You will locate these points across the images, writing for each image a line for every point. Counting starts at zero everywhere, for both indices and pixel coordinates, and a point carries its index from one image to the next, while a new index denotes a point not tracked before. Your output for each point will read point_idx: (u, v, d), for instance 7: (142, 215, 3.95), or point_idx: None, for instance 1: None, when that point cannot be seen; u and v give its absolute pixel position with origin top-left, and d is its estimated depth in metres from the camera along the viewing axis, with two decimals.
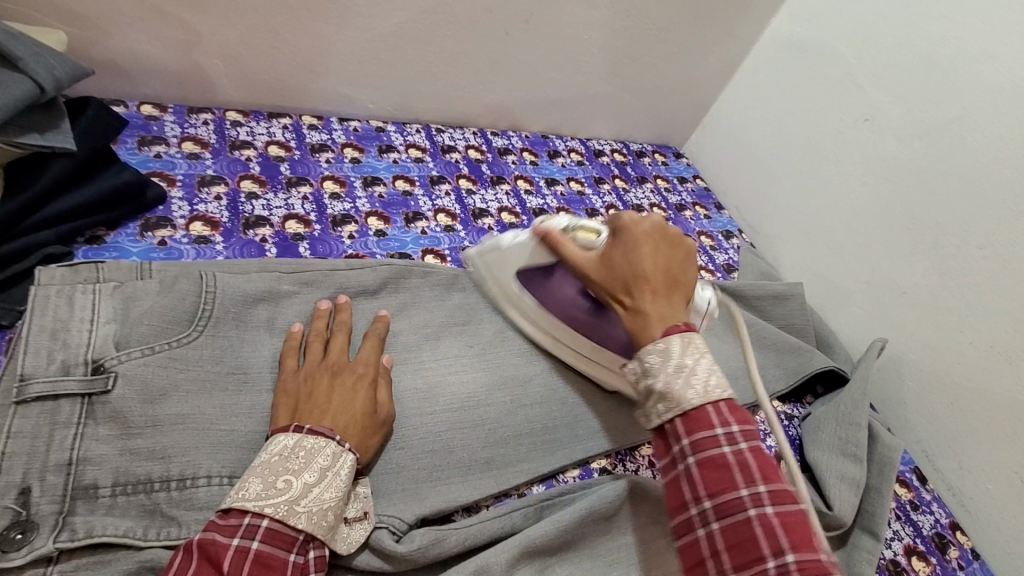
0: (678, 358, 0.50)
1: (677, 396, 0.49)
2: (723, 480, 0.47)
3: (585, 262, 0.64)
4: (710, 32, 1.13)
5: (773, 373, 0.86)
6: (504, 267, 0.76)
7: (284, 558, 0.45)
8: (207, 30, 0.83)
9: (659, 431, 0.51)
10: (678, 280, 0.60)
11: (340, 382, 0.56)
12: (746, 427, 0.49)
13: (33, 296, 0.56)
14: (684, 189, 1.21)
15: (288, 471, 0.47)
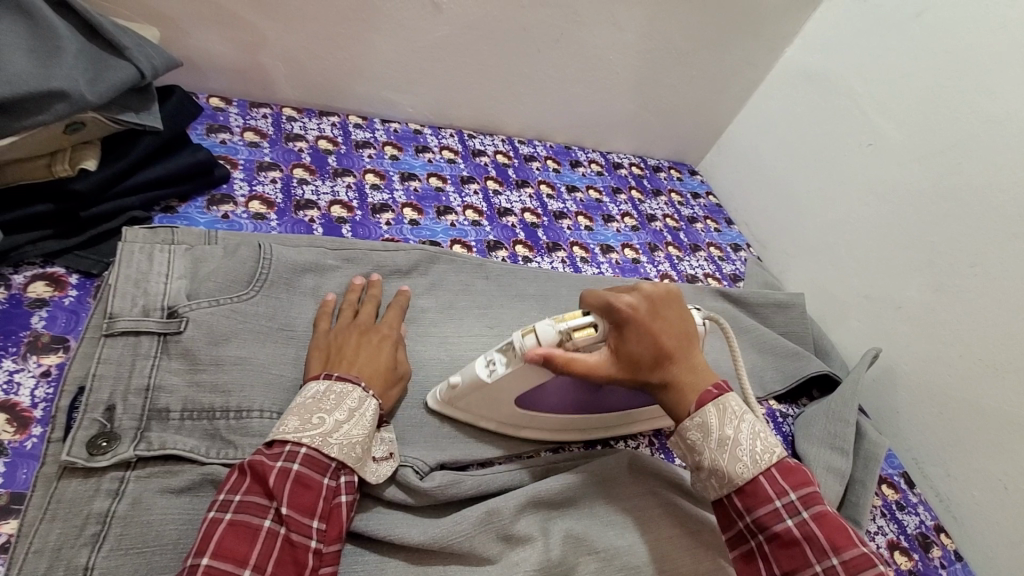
0: (719, 432, 0.55)
1: (728, 473, 0.54)
2: (795, 557, 0.51)
3: (601, 367, 0.57)
4: (727, 59, 1.22)
5: (770, 375, 0.92)
6: (493, 403, 0.65)
7: (319, 480, 0.51)
8: (273, 35, 0.93)
9: (720, 505, 0.56)
10: (688, 337, 0.60)
11: (367, 340, 0.64)
12: (805, 494, 0.53)
13: (121, 250, 0.64)
14: (696, 204, 1.28)
15: (320, 410, 0.54)
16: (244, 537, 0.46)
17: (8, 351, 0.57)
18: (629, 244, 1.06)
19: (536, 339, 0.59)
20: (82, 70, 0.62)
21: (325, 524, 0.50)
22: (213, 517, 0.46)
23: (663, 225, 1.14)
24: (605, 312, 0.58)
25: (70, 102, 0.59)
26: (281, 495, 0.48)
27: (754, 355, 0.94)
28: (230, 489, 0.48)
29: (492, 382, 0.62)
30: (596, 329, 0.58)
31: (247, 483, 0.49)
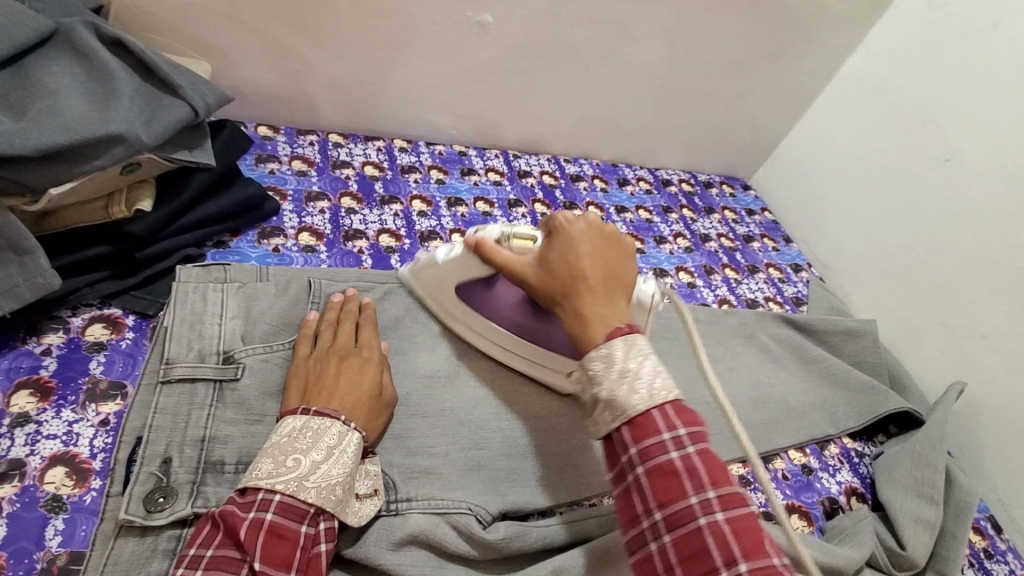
0: (621, 363, 0.50)
1: (622, 404, 0.49)
2: (672, 490, 0.46)
3: (522, 268, 0.61)
4: (783, 70, 1.16)
5: (844, 411, 0.85)
6: (440, 286, 0.73)
7: (296, 528, 0.48)
8: (319, 63, 0.92)
9: (609, 441, 0.50)
10: (618, 278, 0.58)
11: (348, 365, 0.59)
12: (693, 431, 0.48)
13: (175, 291, 0.64)
14: (752, 221, 1.21)
15: (297, 450, 0.50)
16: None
17: (68, 399, 0.56)
18: (683, 267, 1.01)
19: (482, 233, 0.65)
20: (137, 111, 0.61)
21: None
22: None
23: (717, 245, 1.09)
24: (552, 232, 0.61)
25: (127, 145, 0.58)
26: (254, 549, 0.45)
27: (825, 388, 0.88)
28: (201, 543, 0.46)
29: (444, 262, 0.70)
30: (535, 242, 0.64)
31: (219, 535, 0.47)
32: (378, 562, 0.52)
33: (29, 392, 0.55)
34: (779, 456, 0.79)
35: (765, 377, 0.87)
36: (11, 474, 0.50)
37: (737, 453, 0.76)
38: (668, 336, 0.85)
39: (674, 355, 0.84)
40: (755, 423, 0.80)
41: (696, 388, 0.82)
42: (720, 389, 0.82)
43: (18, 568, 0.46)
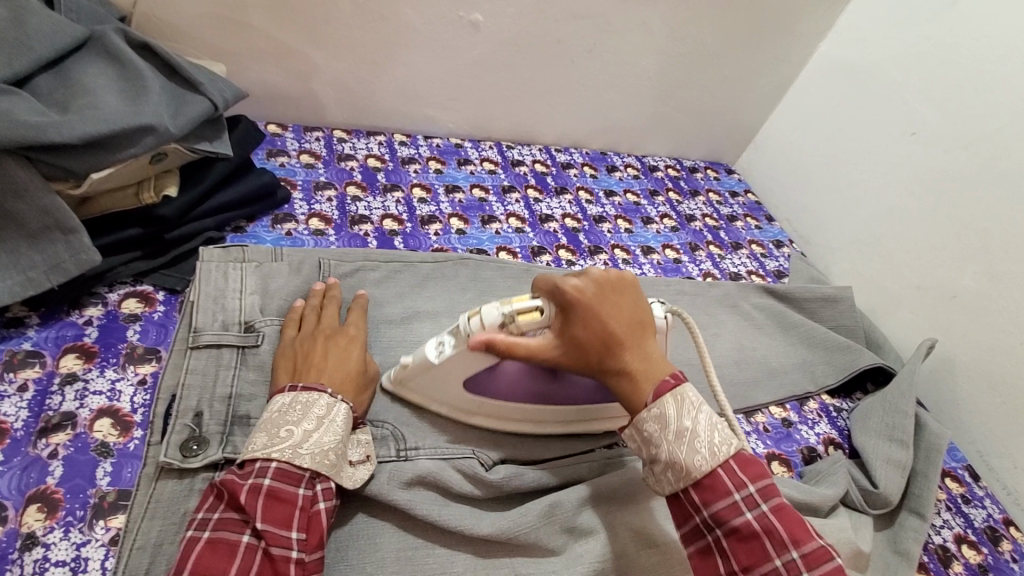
0: (676, 424, 0.54)
1: (684, 465, 0.53)
2: (755, 552, 0.50)
3: (542, 349, 0.57)
4: (760, 58, 1.22)
5: (823, 370, 0.92)
6: (440, 387, 0.64)
7: (294, 491, 0.50)
8: (322, 63, 0.99)
9: (676, 500, 0.54)
10: (642, 324, 0.59)
11: (333, 344, 0.63)
12: (762, 486, 0.52)
13: (199, 268, 0.70)
14: (736, 202, 1.27)
15: (288, 422, 0.53)
16: (220, 553, 0.46)
17: (111, 361, 0.63)
18: (670, 244, 1.07)
19: (478, 321, 0.58)
20: (166, 106, 0.68)
21: (305, 533, 0.50)
22: (191, 536, 0.47)
23: (702, 224, 1.15)
24: (562, 301, 0.57)
25: (157, 135, 0.65)
26: (254, 511, 0.48)
27: (804, 351, 0.94)
28: (208, 508, 0.49)
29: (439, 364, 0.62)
30: (540, 310, 0.58)
31: (224, 501, 0.50)
32: (390, 497, 0.58)
33: (76, 355, 0.62)
34: (761, 411, 0.85)
35: (747, 341, 0.93)
36: (65, 424, 0.57)
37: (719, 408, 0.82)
38: None
39: None
40: (736, 382, 0.86)
41: (683, 351, 0.88)
42: (704, 353, 0.88)
43: (76, 501, 0.53)
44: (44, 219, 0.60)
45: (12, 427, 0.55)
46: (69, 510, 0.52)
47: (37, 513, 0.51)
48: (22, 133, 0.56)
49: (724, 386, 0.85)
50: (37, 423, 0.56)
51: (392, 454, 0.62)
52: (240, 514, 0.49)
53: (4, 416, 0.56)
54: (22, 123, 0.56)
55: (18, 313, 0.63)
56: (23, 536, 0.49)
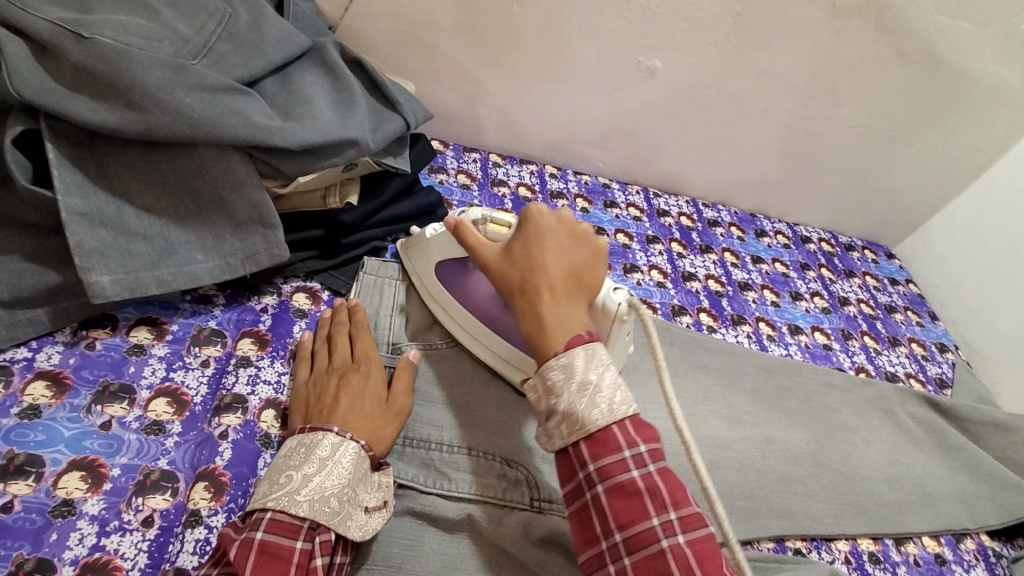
0: (581, 376, 0.51)
1: (580, 417, 0.50)
2: (633, 511, 0.47)
3: (489, 253, 0.62)
4: (951, 141, 1.10)
5: (986, 507, 0.81)
6: (426, 260, 0.76)
7: (289, 546, 0.47)
8: (492, 89, 1.01)
9: (565, 455, 0.52)
10: (582, 281, 0.59)
11: (347, 381, 0.60)
12: (652, 447, 0.49)
13: (359, 281, 0.76)
14: (895, 291, 1.16)
15: (289, 467, 0.51)
16: None
17: (279, 353, 0.66)
18: (820, 327, 0.99)
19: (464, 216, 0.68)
20: (367, 120, 0.72)
21: None
22: None
23: (857, 310, 1.05)
24: (521, 221, 0.62)
25: (358, 148, 0.69)
26: (244, 570, 0.45)
27: (964, 480, 0.83)
28: (209, 564, 0.47)
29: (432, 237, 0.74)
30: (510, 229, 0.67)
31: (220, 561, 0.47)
32: (522, 552, 0.56)
33: (251, 340, 0.66)
34: (912, 540, 0.76)
35: (901, 456, 0.83)
36: (235, 407, 0.60)
37: (866, 528, 0.74)
38: (802, 397, 0.84)
39: (805, 415, 0.83)
40: (887, 502, 0.77)
41: (829, 453, 0.79)
42: (853, 460, 0.80)
43: (238, 488, 0.55)
44: (251, 212, 0.65)
45: (192, 401, 0.60)
46: (232, 497, 0.54)
47: (204, 491, 0.54)
48: (253, 134, 0.61)
49: (874, 504, 0.77)
50: (212, 401, 0.60)
51: (526, 501, 0.61)
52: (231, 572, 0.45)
53: (187, 388, 0.60)
54: (255, 125, 0.61)
55: (207, 291, 0.69)
56: (190, 512, 0.52)
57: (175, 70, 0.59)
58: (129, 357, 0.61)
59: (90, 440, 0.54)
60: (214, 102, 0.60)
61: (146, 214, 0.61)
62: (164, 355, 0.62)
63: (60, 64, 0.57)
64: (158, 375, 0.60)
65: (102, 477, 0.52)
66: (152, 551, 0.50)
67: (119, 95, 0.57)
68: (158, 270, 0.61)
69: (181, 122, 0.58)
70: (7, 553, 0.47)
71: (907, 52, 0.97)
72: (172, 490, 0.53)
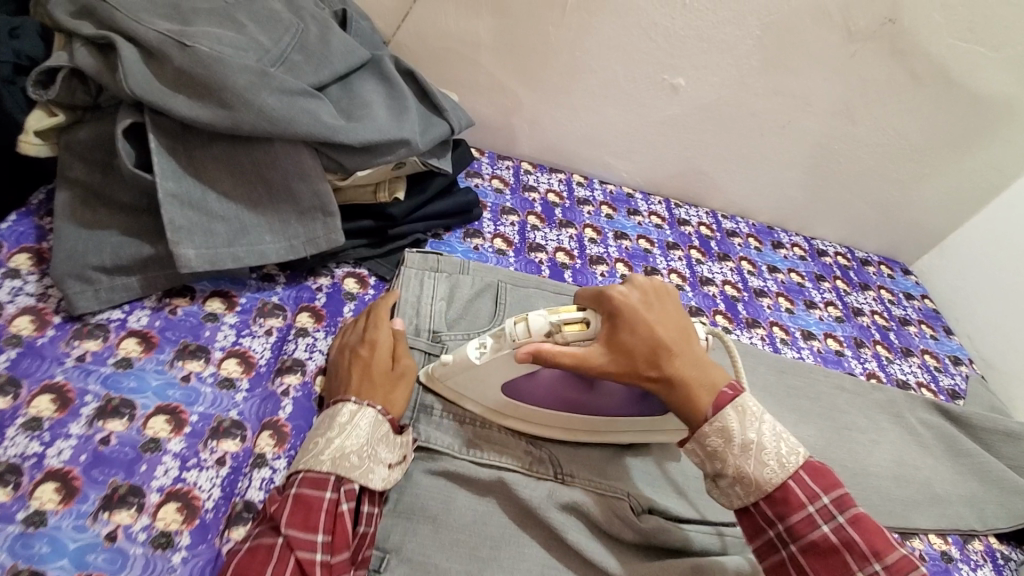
0: (739, 437, 0.56)
1: (754, 480, 0.55)
2: (833, 563, 0.52)
3: (599, 359, 0.58)
4: (968, 162, 1.14)
5: (993, 511, 0.84)
6: (480, 384, 0.66)
7: (319, 496, 0.53)
8: (527, 102, 1.10)
9: (748, 514, 0.57)
10: (688, 333, 0.61)
11: (357, 354, 0.65)
12: (835, 497, 0.54)
13: (401, 274, 0.81)
14: (910, 305, 1.19)
15: (316, 434, 0.58)
16: (256, 557, 0.50)
17: (332, 328, 0.74)
18: (833, 334, 1.03)
19: (526, 329, 0.60)
20: (417, 124, 0.81)
21: (331, 536, 0.52)
22: (237, 547, 0.51)
23: (870, 321, 1.09)
24: (602, 306, 0.61)
25: (409, 148, 0.77)
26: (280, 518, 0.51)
27: (971, 484, 0.86)
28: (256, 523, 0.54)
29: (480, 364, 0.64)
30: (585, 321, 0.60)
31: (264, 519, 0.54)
32: (546, 513, 0.62)
33: (308, 314, 0.74)
34: (917, 535, 0.80)
35: (909, 457, 0.87)
36: (295, 369, 0.68)
37: None
38: (813, 397, 0.89)
39: (815, 413, 0.87)
40: (893, 498, 0.81)
41: (838, 450, 0.84)
42: (862, 457, 0.84)
43: (298, 438, 0.63)
44: (314, 201, 0.73)
45: (258, 363, 0.68)
46: (292, 445, 0.62)
47: (269, 439, 0.62)
48: (322, 131, 0.70)
49: (881, 499, 0.80)
50: (275, 363, 0.68)
51: (550, 473, 0.67)
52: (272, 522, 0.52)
53: (254, 351, 0.69)
54: (324, 124, 0.70)
55: (270, 271, 0.77)
56: (256, 456, 0.60)
57: (258, 75, 0.68)
58: (205, 322, 0.69)
59: (172, 389, 0.62)
60: (291, 104, 0.69)
61: (225, 198, 0.70)
62: (235, 323, 0.71)
63: (164, 67, 0.67)
64: (229, 340, 0.69)
65: (183, 421, 0.60)
66: (224, 485, 0.58)
67: (212, 96, 0.66)
68: (233, 248, 0.69)
69: (263, 120, 0.67)
70: (106, 478, 0.55)
71: (922, 75, 1.02)
72: (241, 437, 0.61)
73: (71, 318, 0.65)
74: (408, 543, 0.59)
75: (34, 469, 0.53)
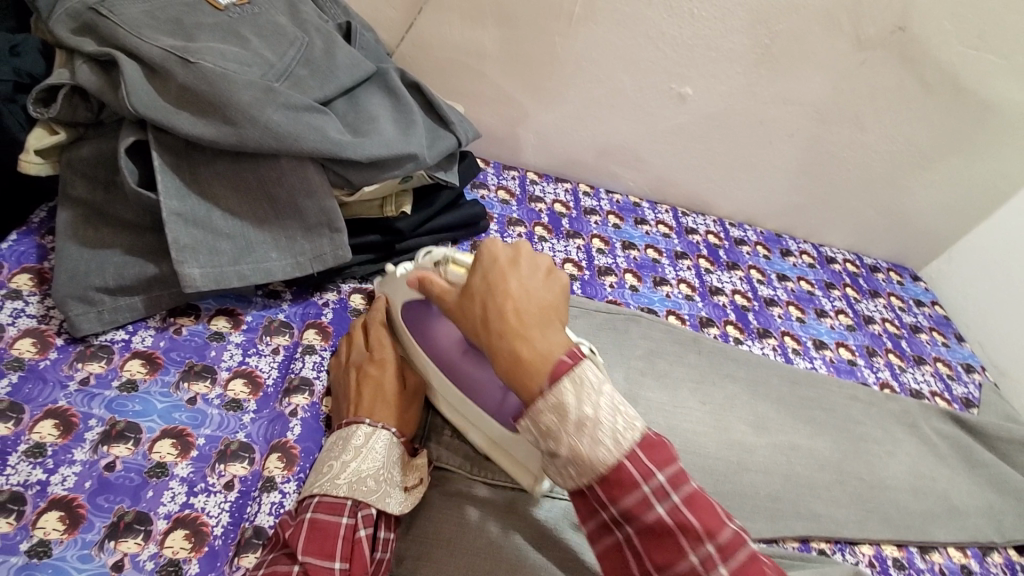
0: (575, 412, 0.47)
1: (586, 459, 0.46)
2: (664, 549, 0.46)
3: (451, 297, 0.57)
4: (978, 167, 1.13)
5: (1015, 524, 0.82)
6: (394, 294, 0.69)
7: (336, 522, 0.52)
8: (533, 113, 1.09)
9: (581, 495, 0.49)
10: (553, 305, 0.53)
11: (364, 373, 0.63)
12: (673, 476, 0.47)
13: None
14: (920, 312, 1.18)
15: (331, 458, 0.57)
16: None
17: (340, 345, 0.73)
18: (844, 343, 1.02)
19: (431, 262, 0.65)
20: (424, 138, 0.80)
21: (348, 563, 0.52)
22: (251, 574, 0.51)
23: (881, 329, 1.08)
24: (475, 259, 0.56)
25: (416, 162, 0.76)
26: (297, 545, 0.51)
27: (990, 496, 0.85)
28: (270, 547, 0.53)
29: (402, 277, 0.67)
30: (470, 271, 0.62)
31: (278, 543, 0.53)
32: None
33: (315, 331, 0.73)
34: (938, 550, 0.78)
35: (927, 469, 0.85)
36: (303, 388, 0.67)
37: (891, 535, 0.76)
38: (827, 409, 0.87)
39: (831, 425, 0.86)
40: (912, 511, 0.79)
41: (854, 462, 0.82)
42: (879, 470, 0.83)
43: (307, 460, 0.62)
44: (320, 217, 0.72)
45: (265, 383, 0.66)
46: (301, 467, 0.61)
47: (277, 461, 0.60)
48: (328, 147, 0.69)
49: (900, 513, 0.79)
50: (283, 383, 0.67)
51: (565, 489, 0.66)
52: (288, 550, 0.51)
53: (261, 371, 0.67)
54: (331, 140, 0.69)
55: (276, 288, 0.76)
56: (265, 479, 0.59)
57: (264, 90, 0.67)
58: (210, 342, 0.68)
59: (178, 412, 0.61)
60: (296, 120, 0.68)
61: (230, 215, 0.69)
62: (241, 341, 0.69)
63: (168, 84, 0.66)
64: (236, 359, 0.67)
65: (190, 445, 0.59)
66: (233, 511, 0.56)
67: (217, 111, 0.65)
68: (239, 265, 0.68)
69: (268, 136, 0.66)
70: (111, 506, 0.53)
71: (931, 82, 1.01)
72: (249, 460, 0.60)
73: (74, 340, 0.64)
74: (422, 568, 0.58)
75: (37, 497, 0.52)
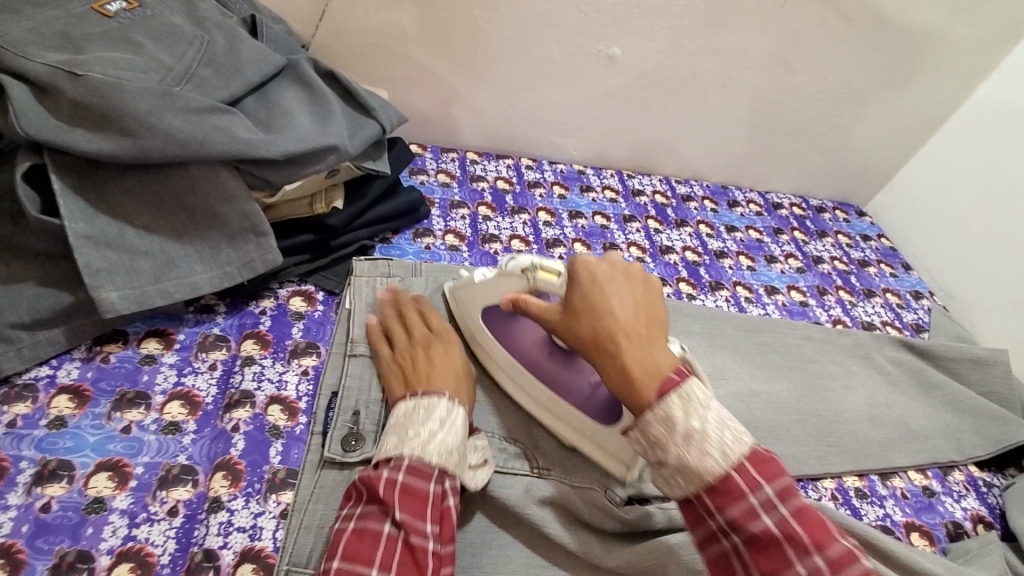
0: (683, 423, 0.48)
1: (696, 471, 0.48)
2: (776, 560, 0.45)
3: (551, 313, 0.59)
4: (908, 97, 1.15)
5: (969, 440, 0.85)
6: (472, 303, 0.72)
7: (425, 487, 0.52)
8: (465, 91, 1.06)
9: (687, 502, 0.50)
10: (652, 318, 0.56)
11: (435, 351, 0.65)
12: (780, 487, 0.47)
13: (351, 285, 0.77)
14: (868, 246, 1.20)
15: (415, 424, 0.55)
16: (366, 542, 0.48)
17: (280, 353, 0.71)
18: (795, 286, 1.03)
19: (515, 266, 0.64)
20: (345, 128, 0.77)
21: (439, 526, 0.51)
22: (341, 527, 0.50)
23: (831, 267, 1.10)
24: (570, 275, 0.58)
25: (338, 154, 0.74)
26: (391, 504, 0.50)
27: (945, 415, 0.88)
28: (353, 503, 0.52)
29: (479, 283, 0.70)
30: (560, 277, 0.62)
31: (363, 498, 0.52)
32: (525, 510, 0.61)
33: (254, 341, 0.71)
34: (898, 474, 0.81)
35: (883, 398, 0.87)
36: (244, 402, 0.65)
37: (851, 466, 0.78)
38: (783, 352, 0.89)
39: (787, 367, 0.87)
40: (870, 440, 0.82)
41: (812, 401, 0.84)
42: (836, 405, 0.84)
43: (255, 474, 0.60)
44: (243, 222, 0.69)
45: (204, 401, 0.64)
46: (249, 482, 0.59)
47: (222, 480, 0.58)
48: (239, 148, 0.65)
49: (859, 444, 0.81)
50: (223, 399, 0.65)
51: (526, 469, 0.66)
52: (380, 506, 0.50)
53: (198, 390, 0.65)
54: (240, 140, 0.66)
55: (208, 302, 0.73)
56: (211, 500, 0.57)
57: (162, 96, 0.63)
58: (142, 366, 0.65)
59: (113, 443, 0.58)
60: (201, 123, 0.64)
61: (146, 232, 0.65)
62: (174, 362, 0.67)
63: (57, 100, 0.61)
64: (171, 381, 0.65)
65: (128, 475, 0.56)
66: (179, 537, 0.54)
67: (114, 124, 0.61)
68: (161, 283, 0.65)
69: (172, 143, 0.63)
70: (49, 548, 0.51)
71: (853, 16, 1.02)
72: (193, 482, 0.58)
73: None
74: None
75: None
